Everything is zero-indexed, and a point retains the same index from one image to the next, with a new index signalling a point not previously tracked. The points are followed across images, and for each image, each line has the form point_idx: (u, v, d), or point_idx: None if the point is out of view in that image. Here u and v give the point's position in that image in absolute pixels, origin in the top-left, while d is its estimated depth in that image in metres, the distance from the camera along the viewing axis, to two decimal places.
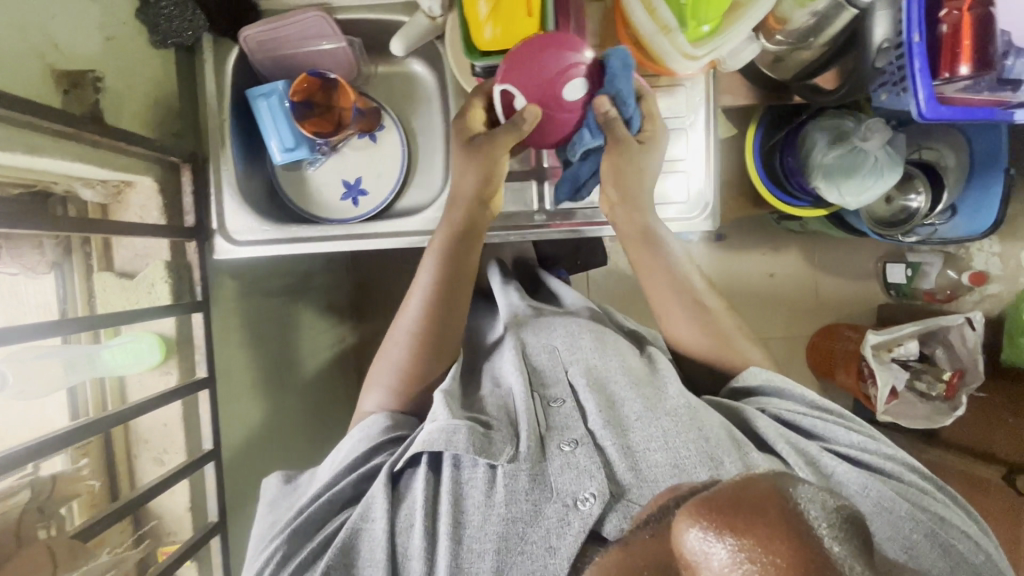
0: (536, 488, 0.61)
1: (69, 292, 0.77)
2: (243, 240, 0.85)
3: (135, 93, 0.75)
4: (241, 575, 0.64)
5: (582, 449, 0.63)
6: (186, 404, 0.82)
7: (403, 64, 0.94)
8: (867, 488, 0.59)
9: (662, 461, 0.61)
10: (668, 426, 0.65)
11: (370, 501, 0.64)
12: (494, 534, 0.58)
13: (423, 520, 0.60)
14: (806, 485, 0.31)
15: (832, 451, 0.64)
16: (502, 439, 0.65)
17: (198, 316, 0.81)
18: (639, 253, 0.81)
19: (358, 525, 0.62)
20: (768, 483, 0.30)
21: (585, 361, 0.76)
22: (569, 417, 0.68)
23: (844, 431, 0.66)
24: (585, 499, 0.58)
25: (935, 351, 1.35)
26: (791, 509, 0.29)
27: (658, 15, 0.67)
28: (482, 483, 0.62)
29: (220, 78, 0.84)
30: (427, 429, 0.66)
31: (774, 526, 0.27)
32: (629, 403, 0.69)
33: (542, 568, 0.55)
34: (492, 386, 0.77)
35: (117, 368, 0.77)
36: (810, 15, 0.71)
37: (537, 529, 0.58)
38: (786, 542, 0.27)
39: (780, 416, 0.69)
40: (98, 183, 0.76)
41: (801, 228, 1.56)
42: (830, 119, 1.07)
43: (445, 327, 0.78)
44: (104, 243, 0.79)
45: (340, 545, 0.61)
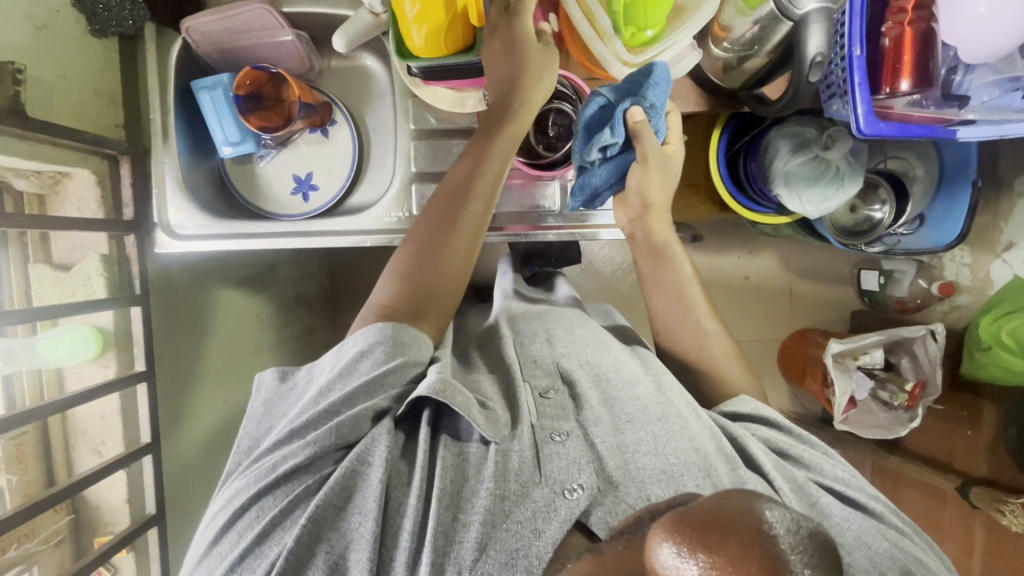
0: (526, 474, 0.60)
1: (6, 282, 0.77)
2: (183, 235, 0.84)
3: (68, 84, 0.73)
4: (226, 486, 0.64)
5: (572, 442, 0.63)
6: (125, 397, 0.82)
7: (357, 58, 0.93)
8: (848, 521, 0.61)
9: (651, 466, 0.62)
10: (660, 432, 0.65)
11: (365, 450, 0.62)
12: (482, 509, 0.57)
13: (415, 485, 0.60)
14: (777, 507, 0.34)
15: (815, 481, 0.66)
16: (501, 420, 0.66)
17: (136, 310, 0.81)
18: (646, 265, 0.84)
19: (353, 469, 0.61)
20: (740, 502, 0.34)
21: (579, 356, 0.76)
22: (564, 408, 0.68)
23: (830, 467, 0.68)
24: (573, 489, 0.58)
25: (901, 360, 1.34)
26: (758, 528, 0.32)
27: (597, 21, 0.67)
28: (477, 458, 0.63)
29: (162, 69, 0.83)
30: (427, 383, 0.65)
31: (744, 544, 0.31)
32: (626, 400, 0.70)
33: (525, 549, 0.54)
34: (486, 367, 0.78)
35: (53, 361, 0.78)
36: (752, 24, 0.69)
37: (523, 510, 0.57)
38: (756, 558, 0.31)
39: (770, 441, 0.70)
40: (32, 174, 0.75)
41: (775, 232, 1.54)
42: (792, 127, 1.06)
43: (447, 252, 0.76)
44: (42, 235, 0.79)
45: (336, 482, 0.60)
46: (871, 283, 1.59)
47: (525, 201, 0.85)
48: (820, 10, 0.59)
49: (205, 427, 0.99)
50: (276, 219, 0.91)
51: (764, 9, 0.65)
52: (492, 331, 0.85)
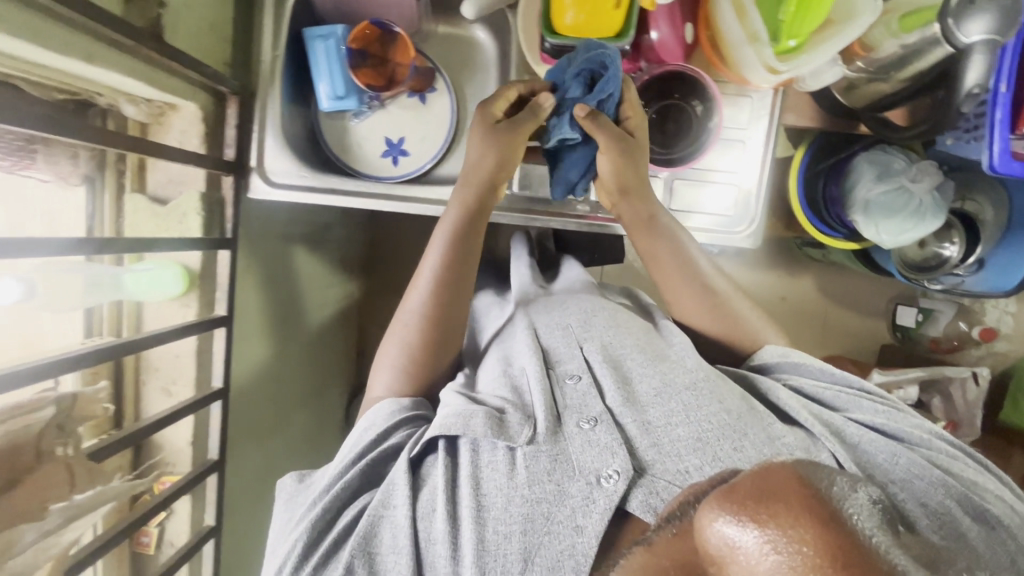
0: (558, 468, 0.60)
1: (97, 209, 0.76)
2: (279, 182, 0.83)
3: (194, 14, 0.71)
4: (262, 573, 0.62)
5: (602, 427, 0.63)
6: (201, 339, 0.81)
7: (466, 28, 0.91)
8: (896, 456, 0.60)
9: (685, 436, 0.62)
10: (687, 402, 0.65)
11: (388, 489, 0.62)
12: (518, 517, 0.57)
13: (444, 506, 0.59)
14: (834, 477, 0.34)
15: (854, 421, 0.66)
16: (517, 420, 0.64)
17: (225, 253, 0.79)
18: (642, 237, 0.79)
19: (379, 514, 0.60)
20: (788, 472, 0.33)
21: (599, 339, 0.75)
22: (586, 395, 0.67)
23: (867, 404, 0.68)
24: (608, 476, 0.58)
25: (933, 399, 1.32)
26: (813, 496, 0.31)
27: (747, 22, 0.66)
28: (504, 465, 0.61)
29: (279, 11, 0.81)
30: (439, 415, 0.65)
31: (796, 512, 0.30)
32: (645, 380, 0.69)
33: (570, 549, 0.55)
34: (504, 366, 0.75)
35: (140, 295, 0.76)
36: (899, 47, 0.69)
37: (562, 509, 0.57)
38: (815, 528, 0.29)
39: (802, 390, 0.71)
40: (143, 102, 0.73)
41: (824, 257, 1.49)
42: (880, 153, 1.04)
43: (450, 320, 0.76)
44: (139, 164, 0.77)
45: (362, 532, 0.59)
46: (907, 319, 1.51)
47: None
48: (986, 42, 0.59)
49: (254, 378, 0.97)
50: (363, 178, 0.90)
51: (917, 35, 0.66)
52: (511, 324, 0.83)
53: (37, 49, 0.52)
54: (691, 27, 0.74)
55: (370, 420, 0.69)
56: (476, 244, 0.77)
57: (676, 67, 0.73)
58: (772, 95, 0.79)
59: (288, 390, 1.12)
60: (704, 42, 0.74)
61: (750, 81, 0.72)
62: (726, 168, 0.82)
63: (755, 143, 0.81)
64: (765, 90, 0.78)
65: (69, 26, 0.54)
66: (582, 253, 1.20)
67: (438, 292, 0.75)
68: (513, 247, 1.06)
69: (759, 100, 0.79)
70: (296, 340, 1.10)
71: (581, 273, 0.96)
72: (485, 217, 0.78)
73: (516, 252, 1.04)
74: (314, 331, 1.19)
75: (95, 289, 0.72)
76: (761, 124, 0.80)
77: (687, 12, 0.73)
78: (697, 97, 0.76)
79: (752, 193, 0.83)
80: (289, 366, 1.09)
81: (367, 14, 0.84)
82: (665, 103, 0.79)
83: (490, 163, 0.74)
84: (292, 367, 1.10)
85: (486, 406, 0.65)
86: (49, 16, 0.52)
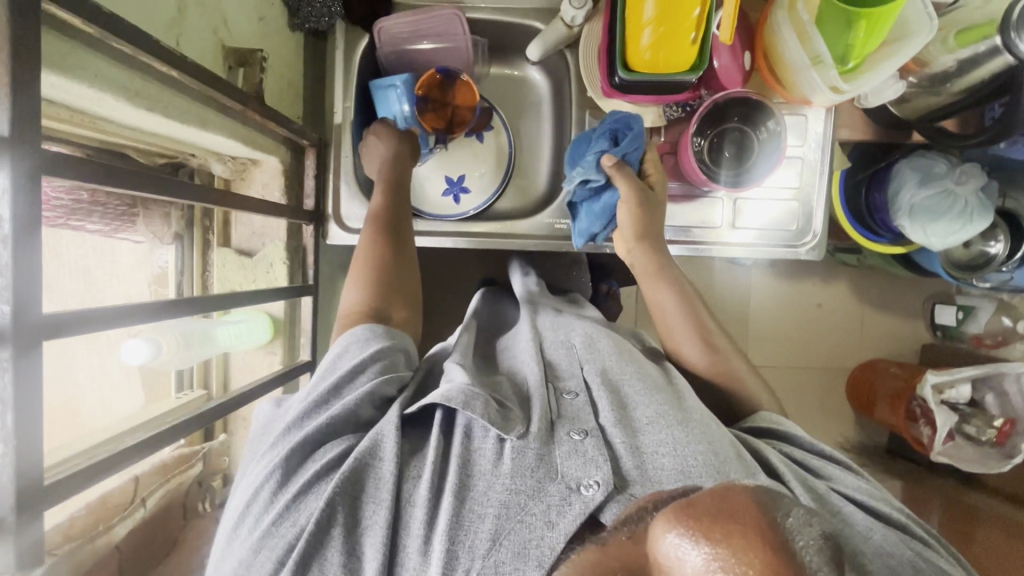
0: (542, 467, 0.53)
1: (186, 265, 0.79)
2: (355, 227, 0.84)
3: (274, 74, 0.75)
4: (228, 501, 0.57)
5: (592, 440, 0.56)
6: (286, 386, 0.83)
7: (520, 67, 0.95)
8: (873, 529, 0.53)
9: (669, 467, 0.55)
10: (679, 434, 0.58)
11: (377, 441, 0.56)
12: (496, 501, 0.51)
13: (431, 476, 0.54)
14: (793, 508, 0.32)
15: (836, 491, 0.58)
16: (516, 415, 0.59)
17: (308, 299, 0.81)
18: (652, 287, 0.78)
19: (366, 461, 0.55)
20: (746, 495, 0.32)
21: (601, 361, 0.69)
22: (580, 410, 0.61)
23: (850, 476, 0.60)
24: (588, 485, 0.51)
25: (985, 397, 1.28)
26: (769, 522, 0.30)
27: (810, 46, 0.69)
28: (493, 455, 0.55)
29: (348, 64, 0.84)
30: (442, 388, 0.61)
31: (749, 535, 0.29)
32: (641, 406, 0.62)
33: (538, 540, 0.48)
34: (508, 372, 0.71)
35: (230, 346, 0.76)
36: (955, 60, 0.72)
37: (538, 504, 0.50)
38: (763, 552, 0.29)
39: (794, 455, 0.63)
40: (228, 159, 0.76)
41: (858, 261, 1.43)
42: (921, 159, 1.06)
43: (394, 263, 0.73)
44: (225, 220, 0.80)
45: (348, 472, 0.53)
46: (947, 318, 1.49)
47: (696, 214, 0.86)
48: None
49: None
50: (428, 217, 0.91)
51: (973, 49, 0.69)
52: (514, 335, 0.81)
53: (164, 120, 0.55)
54: (749, 55, 0.77)
55: (345, 345, 0.64)
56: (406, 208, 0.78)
57: (740, 92, 0.75)
58: (827, 112, 0.82)
59: None
60: (762, 68, 0.77)
61: (809, 100, 0.75)
62: (785, 184, 0.85)
63: (813, 160, 0.84)
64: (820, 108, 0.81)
65: (189, 97, 0.57)
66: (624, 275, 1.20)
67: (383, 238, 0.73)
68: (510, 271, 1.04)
69: (814, 117, 0.82)
70: None
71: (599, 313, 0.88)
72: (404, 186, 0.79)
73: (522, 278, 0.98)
74: None
75: (187, 344, 0.69)
76: (817, 142, 0.84)
77: (745, 41, 0.77)
78: (768, 120, 0.77)
79: (813, 205, 0.86)
80: None
81: (428, 61, 0.88)
82: (726, 125, 0.80)
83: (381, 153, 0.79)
84: None
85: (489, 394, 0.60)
86: (175, 88, 0.55)
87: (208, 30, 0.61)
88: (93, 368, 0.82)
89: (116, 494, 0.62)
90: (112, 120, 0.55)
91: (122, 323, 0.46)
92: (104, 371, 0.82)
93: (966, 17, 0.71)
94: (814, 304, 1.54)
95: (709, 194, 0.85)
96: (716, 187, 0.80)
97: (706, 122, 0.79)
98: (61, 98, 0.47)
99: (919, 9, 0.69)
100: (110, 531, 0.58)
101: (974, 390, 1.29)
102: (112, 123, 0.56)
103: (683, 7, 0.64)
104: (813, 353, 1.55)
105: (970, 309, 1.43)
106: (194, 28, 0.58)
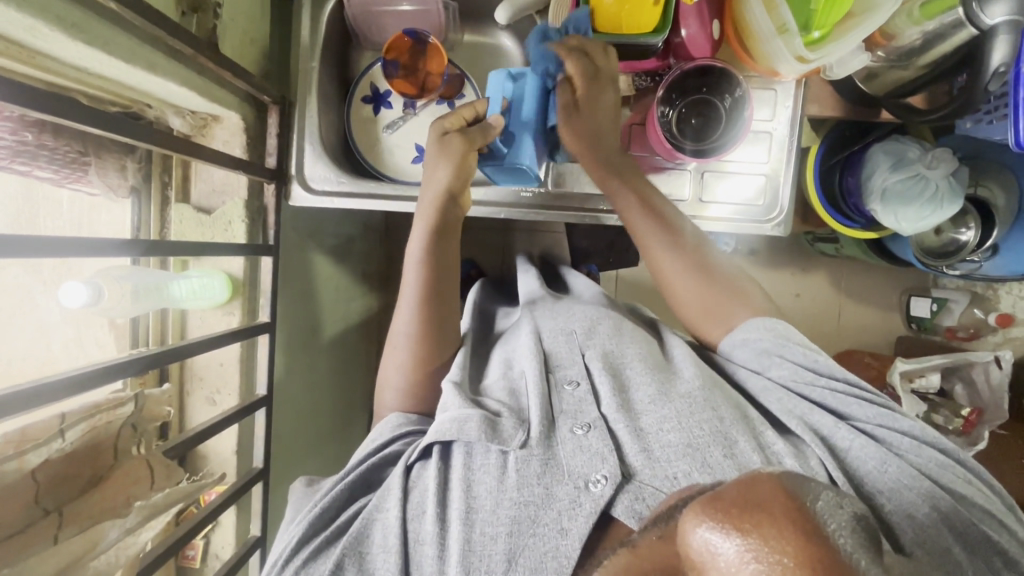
0: (547, 472, 0.55)
1: (143, 219, 0.78)
2: (320, 189, 0.83)
3: (234, 28, 0.74)
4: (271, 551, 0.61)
5: (595, 433, 0.57)
6: (245, 347, 0.82)
7: (493, 35, 0.93)
8: (885, 464, 0.54)
9: (676, 441, 0.56)
10: (681, 407, 0.59)
11: (383, 493, 0.59)
12: (506, 518, 0.52)
13: (434, 508, 0.55)
14: (825, 493, 0.31)
15: (847, 424, 0.59)
16: (511, 425, 0.59)
17: (267, 260, 0.80)
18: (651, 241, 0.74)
19: (371, 518, 0.57)
20: (775, 482, 0.31)
21: (601, 345, 0.70)
22: (582, 401, 0.62)
23: (863, 405, 0.60)
24: (596, 481, 0.53)
25: (954, 386, 1.29)
26: (799, 507, 0.29)
27: (777, 15, 0.68)
28: (495, 469, 0.56)
29: (316, 25, 0.83)
30: (437, 420, 0.61)
31: (782, 525, 0.28)
32: (642, 387, 0.63)
33: (553, 552, 0.50)
34: (503, 370, 0.71)
35: (185, 302, 0.75)
36: (920, 34, 0.72)
37: (548, 512, 0.52)
38: (798, 540, 0.27)
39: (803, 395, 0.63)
40: (188, 114, 0.75)
41: (836, 252, 1.42)
42: (894, 143, 1.05)
43: (441, 340, 0.75)
44: (183, 174, 0.79)
45: (353, 534, 0.56)
46: (921, 310, 1.45)
47: (665, 186, 0.86)
48: (1009, 23, 0.62)
49: (292, 390, 0.96)
50: (391, 182, 0.87)
51: (937, 22, 0.69)
52: (514, 326, 0.80)
53: (107, 59, 0.54)
54: (718, 24, 0.76)
55: (379, 431, 0.68)
56: (451, 250, 0.78)
57: (706, 61, 0.75)
58: (796, 87, 0.82)
59: (322, 404, 1.10)
60: (731, 36, 0.77)
61: (777, 71, 0.75)
62: (753, 159, 0.85)
63: (782, 136, 0.84)
64: (789, 83, 0.81)
65: (135, 36, 0.56)
66: (603, 258, 1.16)
67: (427, 295, 0.75)
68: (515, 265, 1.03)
69: (784, 92, 0.82)
70: (327, 353, 1.08)
71: (590, 282, 0.91)
72: (454, 226, 0.78)
73: (523, 266, 0.99)
74: (346, 345, 1.18)
75: (143, 295, 0.70)
76: (786, 118, 0.83)
77: (714, 8, 0.75)
78: (733, 87, 0.77)
79: (780, 182, 0.86)
80: (321, 382, 1.07)
81: (398, 25, 0.87)
82: (693, 97, 0.80)
83: (445, 176, 0.74)
84: (325, 382, 1.09)
85: (482, 410, 0.60)
86: (119, 26, 0.54)
87: None
88: (51, 319, 0.81)
89: (40, 424, 0.55)
90: (54, 56, 0.54)
91: (59, 254, 0.46)
92: (60, 325, 0.81)
93: None
94: (794, 293, 1.54)
95: (678, 166, 0.85)
96: (682, 158, 0.79)
97: (676, 90, 0.79)
98: None
99: None
100: (24, 458, 0.52)
101: (943, 380, 1.29)
102: (54, 60, 0.55)
103: None
104: None
105: (944, 301, 1.43)
106: None
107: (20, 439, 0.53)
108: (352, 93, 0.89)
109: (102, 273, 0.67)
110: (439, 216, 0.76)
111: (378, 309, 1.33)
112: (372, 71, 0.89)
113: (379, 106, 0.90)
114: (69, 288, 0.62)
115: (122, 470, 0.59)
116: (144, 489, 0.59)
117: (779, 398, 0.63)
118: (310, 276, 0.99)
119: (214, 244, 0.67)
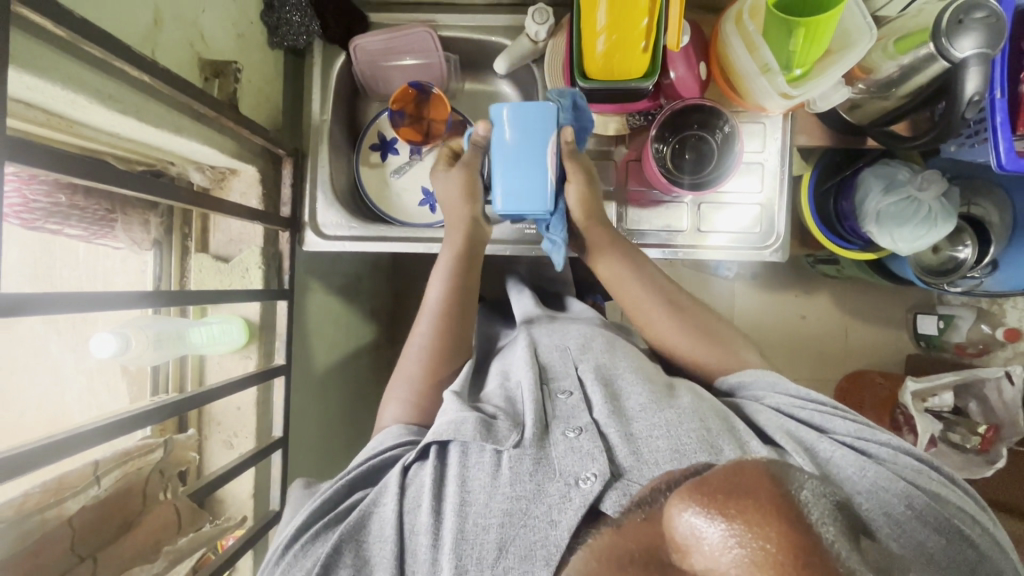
0: (539, 470, 0.54)
1: (164, 269, 0.82)
2: (332, 235, 0.87)
3: (250, 87, 0.79)
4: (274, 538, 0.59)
5: (586, 435, 0.57)
6: (261, 390, 0.84)
7: (492, 83, 0.98)
8: (864, 470, 0.53)
9: (664, 446, 0.55)
10: (671, 415, 0.59)
11: (381, 488, 0.58)
12: (498, 510, 0.51)
13: (429, 500, 0.54)
14: (806, 481, 0.32)
15: (831, 437, 0.58)
16: (506, 427, 0.59)
17: (281, 304, 0.82)
18: (610, 262, 0.79)
19: (368, 511, 0.56)
20: (761, 469, 0.31)
21: (595, 358, 0.70)
22: (575, 408, 0.62)
23: (841, 420, 0.59)
24: (585, 478, 0.52)
25: (968, 404, 1.27)
26: (784, 498, 0.29)
27: (759, 55, 0.72)
28: (489, 466, 0.56)
29: (326, 80, 0.88)
30: (435, 422, 0.61)
31: (765, 510, 0.28)
32: (633, 396, 0.63)
33: (543, 540, 0.48)
34: (501, 382, 0.71)
35: (204, 348, 0.78)
36: (897, 67, 0.76)
37: (539, 505, 0.51)
38: (779, 525, 0.28)
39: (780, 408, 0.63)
40: (207, 168, 0.79)
41: (838, 273, 1.43)
42: (885, 167, 1.07)
43: (454, 354, 0.75)
44: (203, 226, 0.83)
45: (351, 523, 0.54)
46: (927, 327, 1.45)
47: (662, 218, 0.89)
48: (979, 55, 0.66)
49: (302, 432, 0.97)
50: (401, 224, 0.91)
51: (911, 55, 0.73)
52: (512, 344, 0.80)
53: (137, 124, 0.58)
54: (705, 65, 0.81)
55: (378, 441, 0.66)
56: (474, 277, 0.79)
57: (696, 100, 0.79)
58: (782, 120, 0.86)
59: (333, 444, 1.10)
60: (717, 77, 0.81)
61: (761, 106, 0.79)
62: (747, 189, 0.89)
63: (773, 165, 0.87)
64: (775, 115, 0.85)
65: (162, 102, 0.61)
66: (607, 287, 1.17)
67: (445, 317, 0.75)
68: (508, 286, 1.05)
69: (772, 126, 0.86)
70: (337, 394, 1.09)
71: (587, 307, 0.92)
72: (478, 252, 0.80)
73: (514, 289, 1.00)
74: (356, 385, 1.19)
75: (165, 342, 0.72)
76: (775, 147, 0.87)
77: (699, 52, 0.81)
78: (723, 122, 0.80)
79: (776, 210, 0.89)
80: (332, 421, 1.08)
81: (401, 77, 0.92)
82: (686, 133, 0.83)
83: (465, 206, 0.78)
84: (335, 420, 1.10)
85: (478, 413, 0.61)
86: (148, 94, 0.59)
87: (185, 43, 0.65)
88: (76, 368, 0.84)
89: (75, 472, 0.56)
90: (90, 124, 0.58)
91: (76, 308, 0.48)
92: (84, 374, 0.84)
93: (905, 27, 0.75)
94: (798, 315, 1.54)
95: (675, 199, 0.88)
96: (679, 191, 0.82)
97: (668, 128, 0.83)
98: (36, 99, 0.50)
99: (860, 20, 0.73)
100: (63, 506, 0.53)
101: (956, 397, 1.28)
102: (90, 127, 0.59)
103: (632, 16, 0.69)
104: (799, 365, 1.54)
105: (950, 318, 1.41)
106: (171, 40, 0.63)
107: (58, 487, 0.54)
108: (361, 141, 0.94)
109: (129, 323, 0.70)
110: (467, 242, 0.78)
111: (387, 346, 1.35)
112: (379, 121, 0.94)
113: (387, 153, 0.94)
114: (100, 339, 0.65)
115: (158, 508, 0.61)
116: (171, 534, 0.60)
117: (768, 413, 0.61)
118: (319, 317, 1.01)
119: (235, 291, 0.70)
